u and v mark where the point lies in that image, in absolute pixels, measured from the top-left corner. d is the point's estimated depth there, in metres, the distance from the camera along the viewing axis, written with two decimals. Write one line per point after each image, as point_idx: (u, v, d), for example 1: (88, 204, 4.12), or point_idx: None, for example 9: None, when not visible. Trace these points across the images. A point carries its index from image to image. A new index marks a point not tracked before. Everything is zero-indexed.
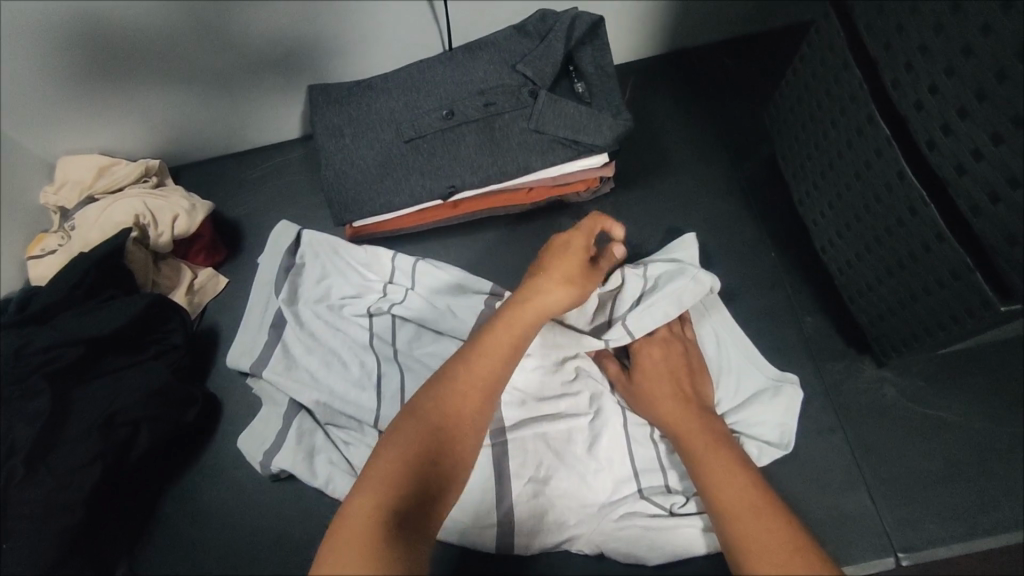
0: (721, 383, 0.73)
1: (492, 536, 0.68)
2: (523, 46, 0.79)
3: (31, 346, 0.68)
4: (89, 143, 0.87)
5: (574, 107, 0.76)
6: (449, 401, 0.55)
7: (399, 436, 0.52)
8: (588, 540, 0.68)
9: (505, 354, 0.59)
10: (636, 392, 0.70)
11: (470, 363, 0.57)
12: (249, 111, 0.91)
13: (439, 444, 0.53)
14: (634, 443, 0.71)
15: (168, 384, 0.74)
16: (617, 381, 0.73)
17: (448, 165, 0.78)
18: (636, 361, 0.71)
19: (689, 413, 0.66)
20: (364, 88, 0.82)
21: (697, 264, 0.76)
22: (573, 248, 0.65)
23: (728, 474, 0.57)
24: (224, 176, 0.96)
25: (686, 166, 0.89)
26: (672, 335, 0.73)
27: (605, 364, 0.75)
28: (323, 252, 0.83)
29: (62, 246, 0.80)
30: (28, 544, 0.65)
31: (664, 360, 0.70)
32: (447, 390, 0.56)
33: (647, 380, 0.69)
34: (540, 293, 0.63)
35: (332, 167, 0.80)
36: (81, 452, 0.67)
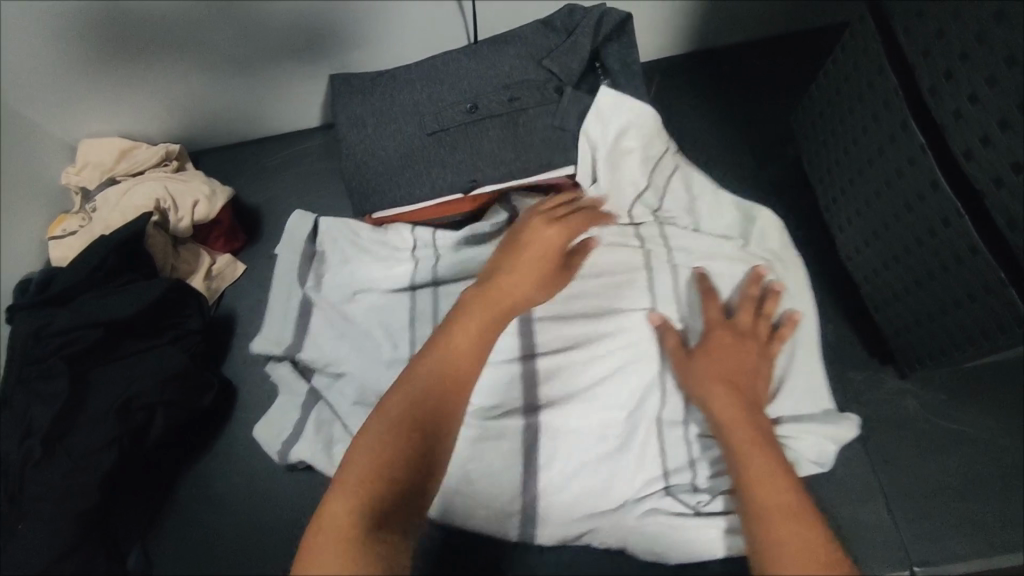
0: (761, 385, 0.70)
1: (516, 526, 0.69)
2: (550, 40, 0.78)
3: (52, 327, 0.69)
4: (111, 126, 0.88)
5: (608, 104, 0.76)
6: (430, 392, 0.52)
7: (378, 427, 0.49)
8: (609, 536, 0.69)
9: (481, 339, 0.56)
10: (693, 371, 0.64)
11: (444, 351, 0.54)
12: (269, 98, 0.91)
13: (424, 440, 0.49)
14: (666, 439, 0.69)
15: (184, 370, 0.74)
16: (673, 354, 0.67)
17: (469, 160, 0.78)
18: (704, 342, 0.65)
19: (731, 398, 0.61)
20: (388, 78, 0.80)
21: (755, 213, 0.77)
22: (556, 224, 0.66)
23: (766, 466, 0.54)
24: (244, 163, 0.95)
25: (710, 168, 0.88)
26: (747, 330, 0.67)
27: (664, 337, 0.68)
28: (343, 238, 0.82)
29: (82, 228, 0.80)
30: (44, 523, 0.65)
31: (733, 346, 0.65)
32: (428, 379, 0.52)
33: (705, 361, 0.64)
34: (520, 273, 0.61)
35: (354, 158, 0.80)
36: (97, 436, 0.68)
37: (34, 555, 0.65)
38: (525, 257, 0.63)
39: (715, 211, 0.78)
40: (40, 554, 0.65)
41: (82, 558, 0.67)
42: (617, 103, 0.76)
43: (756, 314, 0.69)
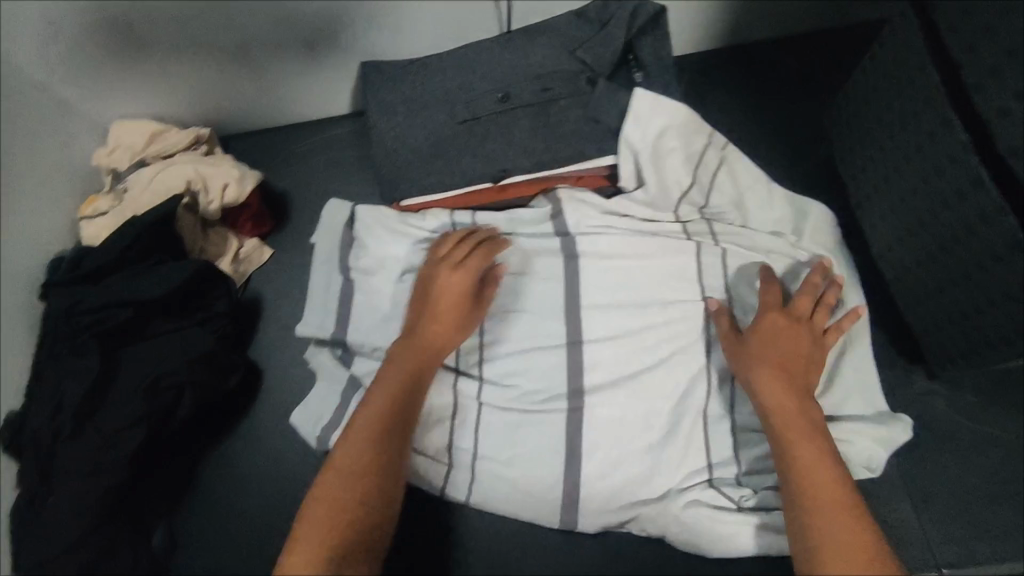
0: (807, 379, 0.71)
1: (554, 512, 0.71)
2: (583, 32, 0.77)
3: (83, 304, 0.70)
4: (142, 109, 0.88)
5: (642, 106, 0.75)
6: (364, 454, 0.58)
7: (323, 494, 0.56)
8: (651, 524, 0.70)
9: (400, 397, 0.63)
10: (742, 354, 0.65)
11: (369, 415, 0.61)
12: (299, 85, 0.91)
13: (363, 496, 0.57)
14: (712, 431, 0.70)
15: (211, 350, 0.75)
16: (724, 338, 0.68)
17: (500, 149, 0.78)
18: (756, 325, 0.65)
19: (783, 384, 0.62)
20: (420, 66, 0.80)
21: (804, 205, 0.79)
22: (458, 274, 0.69)
23: (817, 459, 0.56)
24: (273, 149, 0.96)
25: None
26: (801, 317, 0.66)
27: (717, 320, 0.69)
28: (382, 219, 0.79)
29: (112, 209, 0.82)
30: (73, 498, 0.66)
31: (787, 330, 0.65)
32: (358, 444, 0.59)
33: (759, 346, 0.64)
34: (434, 329, 0.67)
35: (384, 145, 0.80)
36: (126, 413, 0.69)
37: (56, 533, 0.64)
38: (434, 313, 0.67)
39: (766, 204, 0.79)
40: (67, 530, 0.65)
41: (109, 534, 0.68)
42: (653, 104, 0.75)
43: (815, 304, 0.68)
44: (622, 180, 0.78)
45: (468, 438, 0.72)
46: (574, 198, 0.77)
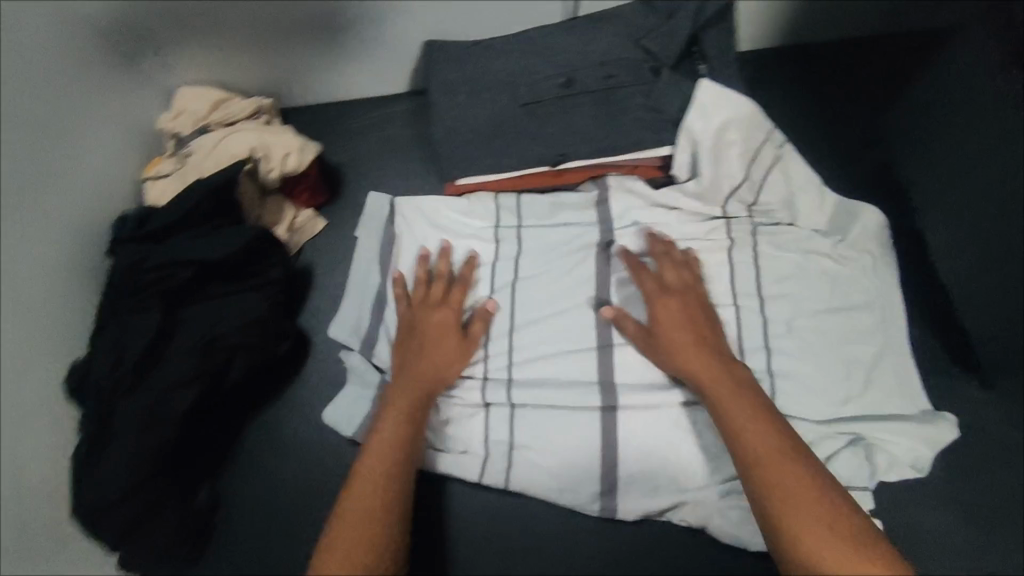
0: (846, 383, 0.72)
1: (596, 498, 0.71)
2: (649, 22, 0.78)
3: (147, 262, 0.71)
4: (208, 75, 0.91)
5: (708, 98, 0.74)
6: (368, 488, 0.61)
7: (338, 532, 0.58)
8: (692, 514, 0.70)
9: (402, 428, 0.65)
10: (656, 347, 0.68)
11: (370, 451, 0.64)
12: (362, 61, 0.92)
13: (374, 529, 0.59)
14: None
15: (265, 316, 0.76)
16: (636, 339, 0.70)
17: (561, 134, 0.79)
18: (651, 314, 0.69)
19: (734, 388, 0.63)
20: (483, 48, 0.81)
21: (852, 211, 0.79)
22: (445, 307, 0.73)
23: (753, 430, 0.60)
24: (330, 123, 0.97)
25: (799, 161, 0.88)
26: (675, 287, 0.70)
27: (622, 325, 0.71)
28: (422, 213, 0.82)
29: (176, 170, 0.84)
30: (127, 452, 0.67)
31: (681, 311, 0.69)
32: (363, 479, 0.62)
33: (664, 333, 0.68)
34: (427, 364, 0.70)
35: (443, 124, 0.81)
36: (181, 372, 0.70)
37: (112, 484, 0.66)
38: (424, 344, 0.71)
39: (814, 209, 0.78)
40: (119, 482, 0.66)
41: (158, 488, 0.69)
42: (718, 98, 0.74)
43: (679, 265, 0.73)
44: (677, 171, 0.78)
45: (504, 430, 0.73)
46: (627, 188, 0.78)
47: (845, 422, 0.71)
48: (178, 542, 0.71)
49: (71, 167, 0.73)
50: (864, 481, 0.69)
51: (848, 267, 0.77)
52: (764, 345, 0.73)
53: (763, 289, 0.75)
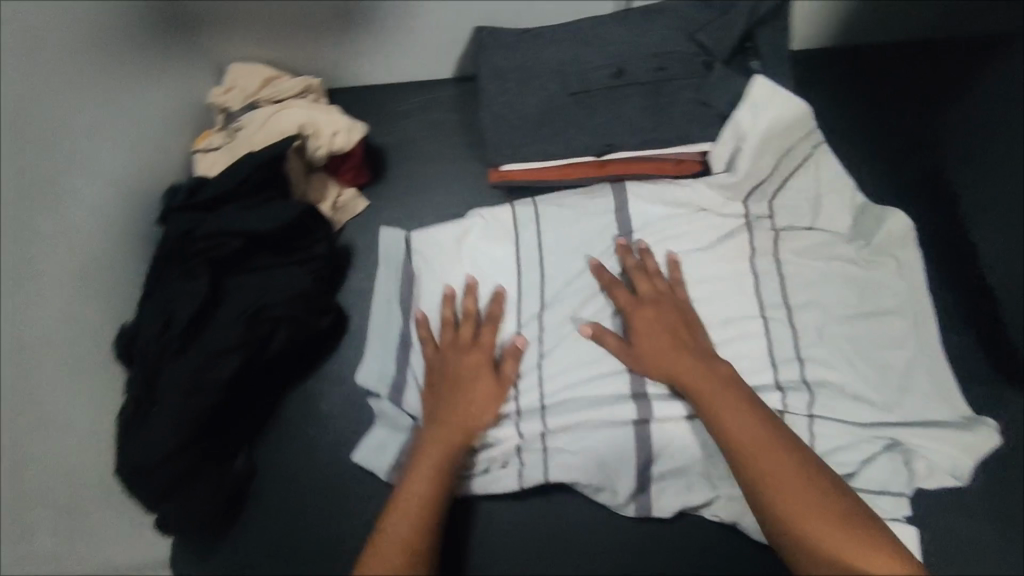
0: (883, 388, 0.72)
1: (630, 497, 0.72)
2: (703, 16, 0.79)
3: (198, 230, 0.73)
4: (259, 53, 0.92)
5: (761, 94, 0.75)
6: (398, 533, 0.62)
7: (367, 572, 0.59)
8: (727, 510, 0.71)
9: (432, 476, 0.66)
10: (643, 360, 0.69)
11: (401, 498, 0.65)
12: (413, 45, 0.93)
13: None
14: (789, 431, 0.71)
15: (308, 290, 0.78)
16: (618, 352, 0.71)
17: (609, 124, 0.79)
18: (631, 327, 0.71)
19: (736, 399, 0.64)
20: (532, 36, 0.81)
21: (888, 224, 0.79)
22: (479, 350, 0.73)
23: (735, 416, 0.63)
24: (376, 105, 0.98)
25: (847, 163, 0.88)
26: (656, 296, 0.72)
27: (603, 340, 0.72)
28: (445, 243, 0.80)
29: (225, 144, 0.85)
30: (170, 414, 0.67)
31: (656, 318, 0.70)
32: (393, 526, 0.62)
33: (644, 343, 0.69)
34: (459, 410, 0.70)
35: (491, 110, 0.82)
36: (226, 338, 0.71)
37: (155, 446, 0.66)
38: (457, 388, 0.71)
39: (839, 210, 0.79)
40: (161, 444, 0.66)
41: (197, 452, 0.70)
42: (770, 95, 0.75)
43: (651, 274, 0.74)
44: (714, 163, 0.79)
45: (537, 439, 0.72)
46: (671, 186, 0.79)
47: (883, 427, 0.71)
48: (214, 508, 0.73)
49: (125, 137, 0.75)
50: (901, 486, 0.69)
51: (878, 271, 0.77)
52: (797, 356, 0.73)
53: (790, 298, 0.75)
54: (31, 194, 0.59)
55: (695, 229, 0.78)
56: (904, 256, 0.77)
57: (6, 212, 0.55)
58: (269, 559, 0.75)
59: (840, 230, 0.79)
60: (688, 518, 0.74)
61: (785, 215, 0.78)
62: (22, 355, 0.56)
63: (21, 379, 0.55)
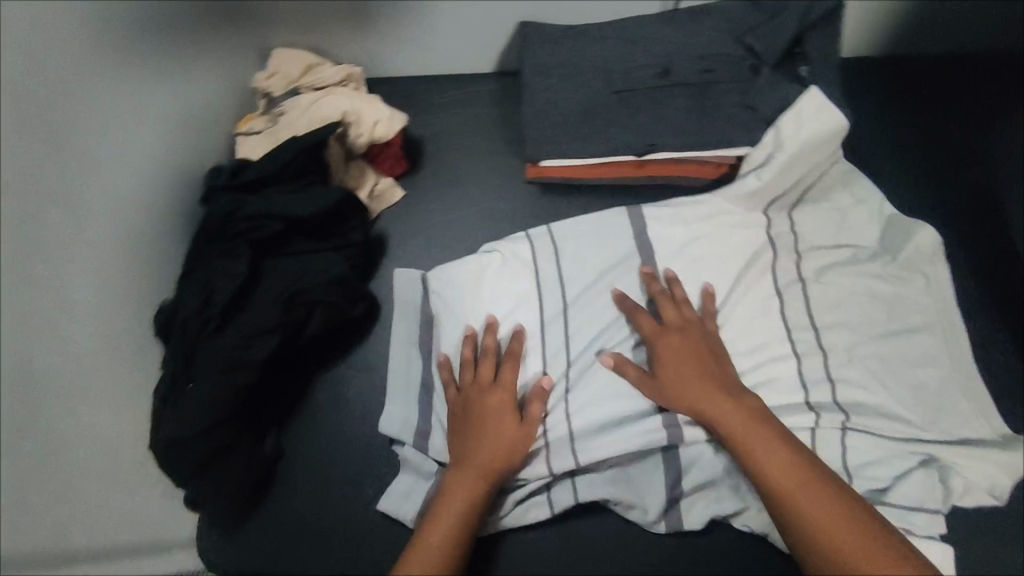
0: (920, 409, 0.72)
1: (660, 514, 0.71)
2: (752, 18, 0.80)
3: (240, 212, 0.74)
4: (305, 41, 0.93)
5: (809, 105, 0.77)
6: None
7: None
8: (758, 520, 0.70)
9: (456, 518, 0.64)
10: (664, 390, 0.70)
11: (422, 541, 0.62)
12: (458, 38, 0.94)
13: None
14: (821, 444, 0.71)
15: (346, 276, 0.78)
16: (640, 384, 0.72)
17: (652, 125, 0.80)
18: (657, 355, 0.72)
19: (760, 433, 0.65)
20: (577, 33, 0.82)
21: (923, 245, 0.79)
22: (503, 388, 0.72)
23: (772, 455, 0.63)
24: (416, 97, 0.99)
25: (890, 171, 0.91)
26: (681, 326, 0.73)
27: (625, 371, 0.73)
28: (463, 282, 0.81)
29: (267, 129, 0.86)
30: (204, 392, 0.68)
31: (683, 347, 0.71)
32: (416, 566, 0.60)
33: (668, 375, 0.70)
34: (488, 441, 0.69)
35: (534, 105, 0.82)
36: (263, 318, 0.72)
37: (186, 422, 0.66)
38: (482, 426, 0.70)
39: (864, 225, 0.81)
40: (192, 421, 0.66)
41: (228, 431, 0.70)
42: (819, 109, 0.76)
43: (675, 301, 0.76)
44: (745, 167, 0.81)
45: (566, 458, 0.71)
46: (705, 201, 0.82)
47: (921, 443, 0.71)
48: (242, 488, 0.73)
49: (173, 113, 0.76)
50: (936, 504, 0.68)
51: (907, 288, 0.77)
52: (828, 377, 0.73)
53: (815, 319, 0.76)
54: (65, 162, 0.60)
55: (726, 247, 0.81)
56: (933, 271, 0.78)
57: (42, 180, 0.57)
58: (298, 545, 0.75)
59: (867, 243, 0.81)
60: (718, 527, 0.73)
61: (810, 230, 0.81)
62: (54, 317, 0.57)
63: (52, 344, 0.56)
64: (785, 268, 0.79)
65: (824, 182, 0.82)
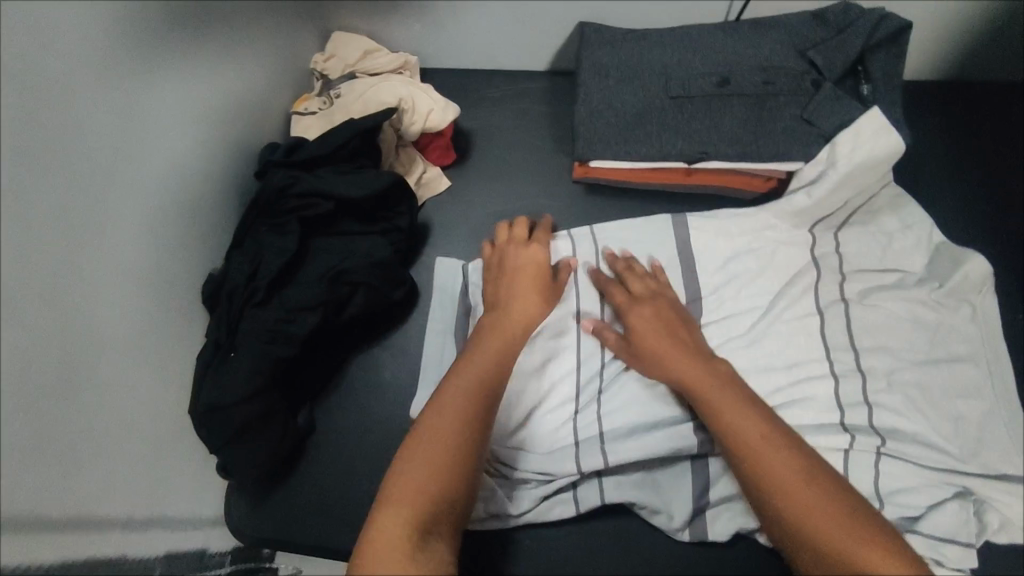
0: (957, 439, 0.70)
1: (685, 522, 0.71)
2: (816, 33, 0.83)
3: (294, 188, 0.75)
4: (365, 27, 0.95)
5: (869, 126, 0.76)
6: (448, 420, 0.59)
7: (417, 451, 0.56)
8: None
9: (483, 374, 0.64)
10: (638, 356, 0.72)
11: (446, 392, 0.62)
12: (516, 35, 0.95)
13: (453, 462, 0.56)
14: (854, 466, 0.70)
15: (389, 260, 0.79)
16: (615, 349, 0.75)
17: (705, 132, 0.81)
18: (630, 324, 0.73)
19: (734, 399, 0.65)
20: (637, 37, 0.86)
21: (971, 276, 0.78)
22: (533, 258, 0.77)
23: (742, 414, 0.63)
24: (468, 89, 1.00)
25: (950, 193, 0.90)
26: (653, 296, 0.76)
27: (602, 337, 0.75)
28: None
29: (321, 110, 0.87)
30: (246, 360, 0.68)
31: (653, 317, 0.73)
32: (442, 408, 0.60)
33: (644, 344, 0.72)
34: (500, 339, 0.69)
35: (588, 104, 0.84)
36: (310, 295, 0.73)
37: (228, 387, 0.67)
38: (517, 283, 0.75)
39: (912, 250, 0.80)
40: (234, 387, 0.67)
41: (268, 401, 0.71)
42: (878, 131, 0.76)
43: (637, 276, 0.78)
44: (794, 184, 0.81)
45: (595, 456, 0.71)
46: (752, 214, 0.82)
47: (956, 474, 0.69)
48: (275, 459, 0.73)
49: (237, 86, 0.78)
50: (970, 537, 0.67)
51: (950, 315, 0.76)
52: (864, 400, 0.72)
53: (856, 341, 0.75)
54: (132, 123, 0.62)
55: (768, 262, 0.80)
56: (980, 301, 0.76)
57: (107, 141, 0.59)
58: (316, 521, 0.75)
59: (913, 269, 0.79)
60: (742, 541, 0.72)
61: (855, 252, 0.80)
62: (107, 273, 0.58)
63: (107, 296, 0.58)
64: (829, 288, 0.78)
65: (869, 206, 0.83)
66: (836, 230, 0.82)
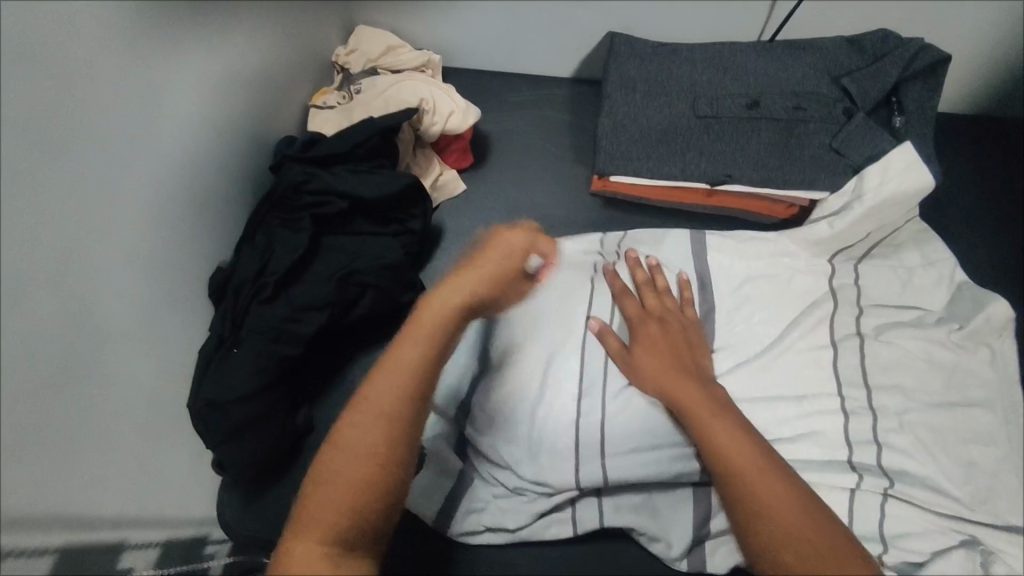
0: (967, 486, 0.69)
1: (684, 552, 0.70)
2: (851, 60, 0.81)
3: (308, 185, 0.74)
4: (391, 22, 0.93)
5: (899, 160, 0.75)
6: (357, 435, 0.51)
7: (328, 469, 0.50)
8: None
9: (404, 378, 0.54)
10: (640, 367, 0.69)
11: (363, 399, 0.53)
12: (543, 40, 0.93)
13: (364, 481, 0.50)
14: (859, 506, 0.68)
15: (400, 262, 0.78)
16: (616, 357, 0.71)
17: (730, 155, 0.79)
18: (637, 336, 0.71)
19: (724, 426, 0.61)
20: (668, 51, 0.84)
21: (991, 320, 0.76)
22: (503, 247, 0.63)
23: (731, 440, 0.60)
24: (490, 92, 0.98)
25: (975, 230, 0.88)
26: (663, 312, 0.74)
27: (606, 340, 0.72)
28: None
29: (340, 105, 0.86)
30: (248, 358, 0.67)
31: (662, 334, 0.71)
32: (355, 421, 0.52)
33: (648, 355, 0.69)
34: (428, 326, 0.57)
35: (613, 117, 0.83)
36: (319, 294, 0.72)
37: (233, 383, 0.66)
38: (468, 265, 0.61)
39: (931, 288, 0.78)
40: (237, 383, 0.66)
41: (269, 401, 0.70)
42: (909, 164, 0.75)
43: (653, 289, 0.76)
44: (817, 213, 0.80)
45: (596, 471, 0.69)
46: (772, 240, 0.81)
47: (963, 521, 0.68)
48: (269, 460, 0.71)
49: (257, 75, 0.76)
50: None
51: (968, 357, 0.74)
52: (873, 439, 0.71)
53: (870, 378, 0.73)
54: (147, 110, 0.60)
55: (784, 290, 0.79)
56: (999, 344, 0.75)
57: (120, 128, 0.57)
58: None
59: (932, 308, 0.78)
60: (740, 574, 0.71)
61: (875, 286, 0.79)
62: (112, 263, 0.57)
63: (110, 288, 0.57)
64: (845, 320, 0.77)
65: (891, 239, 0.81)
66: (856, 261, 0.80)
